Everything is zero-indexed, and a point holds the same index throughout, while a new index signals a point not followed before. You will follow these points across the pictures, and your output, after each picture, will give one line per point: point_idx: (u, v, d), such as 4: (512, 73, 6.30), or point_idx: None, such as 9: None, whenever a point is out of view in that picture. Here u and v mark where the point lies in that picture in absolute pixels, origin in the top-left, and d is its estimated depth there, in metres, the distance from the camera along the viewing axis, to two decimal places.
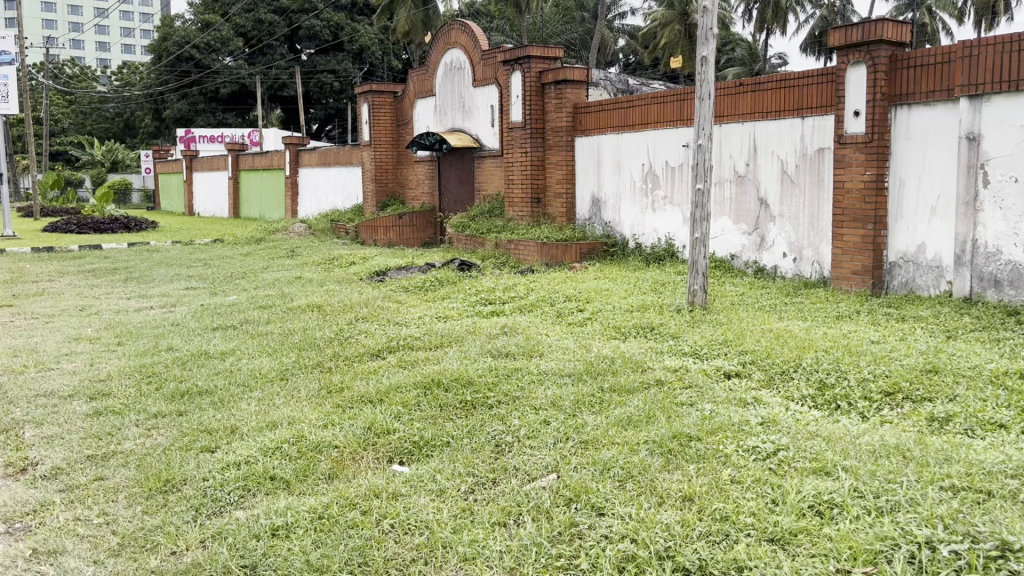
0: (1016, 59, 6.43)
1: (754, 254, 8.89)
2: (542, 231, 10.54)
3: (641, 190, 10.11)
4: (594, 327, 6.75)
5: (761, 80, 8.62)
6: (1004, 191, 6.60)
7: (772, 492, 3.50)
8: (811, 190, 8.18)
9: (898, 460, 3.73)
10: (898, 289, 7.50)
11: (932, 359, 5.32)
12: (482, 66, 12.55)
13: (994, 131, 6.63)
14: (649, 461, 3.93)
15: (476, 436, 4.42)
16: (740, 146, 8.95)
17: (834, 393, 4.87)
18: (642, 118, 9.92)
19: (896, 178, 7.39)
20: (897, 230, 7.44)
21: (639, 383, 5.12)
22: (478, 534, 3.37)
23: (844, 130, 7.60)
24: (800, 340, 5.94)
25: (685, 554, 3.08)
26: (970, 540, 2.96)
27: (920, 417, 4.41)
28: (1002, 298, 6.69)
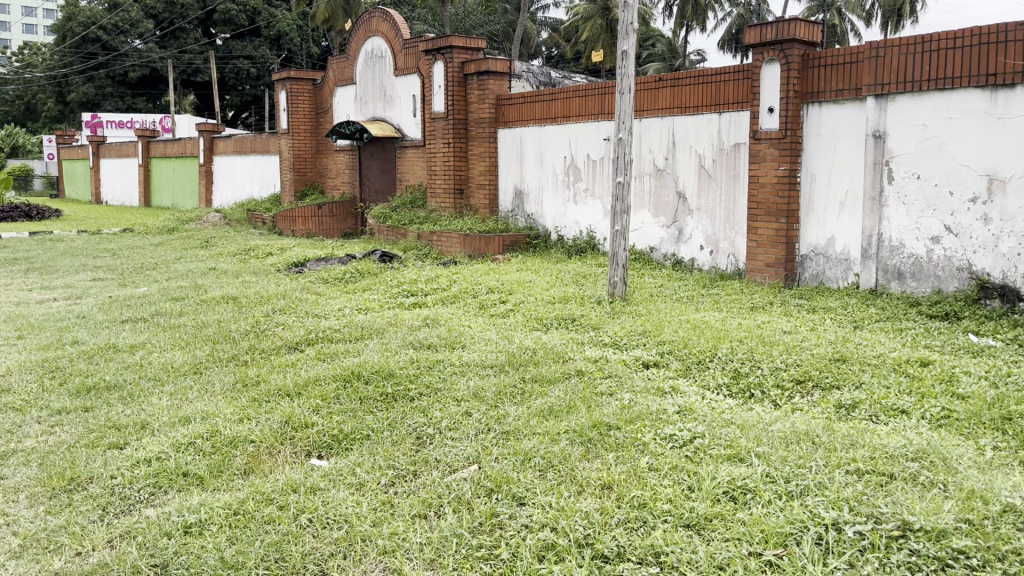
0: (919, 62, 6.69)
1: (673, 247, 9.07)
2: (464, 223, 10.52)
3: (563, 183, 10.17)
4: (516, 318, 6.78)
5: (680, 75, 8.77)
6: (907, 187, 6.88)
7: (688, 479, 3.58)
8: (727, 185, 8.38)
9: (807, 446, 3.86)
10: (809, 281, 7.76)
11: (840, 348, 5.52)
12: (404, 55, 12.42)
13: (898, 129, 6.90)
14: (569, 450, 3.97)
15: (397, 429, 4.38)
16: (659, 140, 9.10)
17: (748, 382, 5.02)
18: (564, 111, 9.97)
19: (807, 173, 7.64)
20: (808, 224, 7.69)
21: (560, 374, 5.16)
22: (398, 526, 3.34)
23: (759, 126, 7.80)
24: (716, 330, 6.09)
25: (604, 541, 3.12)
26: (874, 520, 3.10)
27: (828, 405, 4.57)
28: (905, 289, 6.99)
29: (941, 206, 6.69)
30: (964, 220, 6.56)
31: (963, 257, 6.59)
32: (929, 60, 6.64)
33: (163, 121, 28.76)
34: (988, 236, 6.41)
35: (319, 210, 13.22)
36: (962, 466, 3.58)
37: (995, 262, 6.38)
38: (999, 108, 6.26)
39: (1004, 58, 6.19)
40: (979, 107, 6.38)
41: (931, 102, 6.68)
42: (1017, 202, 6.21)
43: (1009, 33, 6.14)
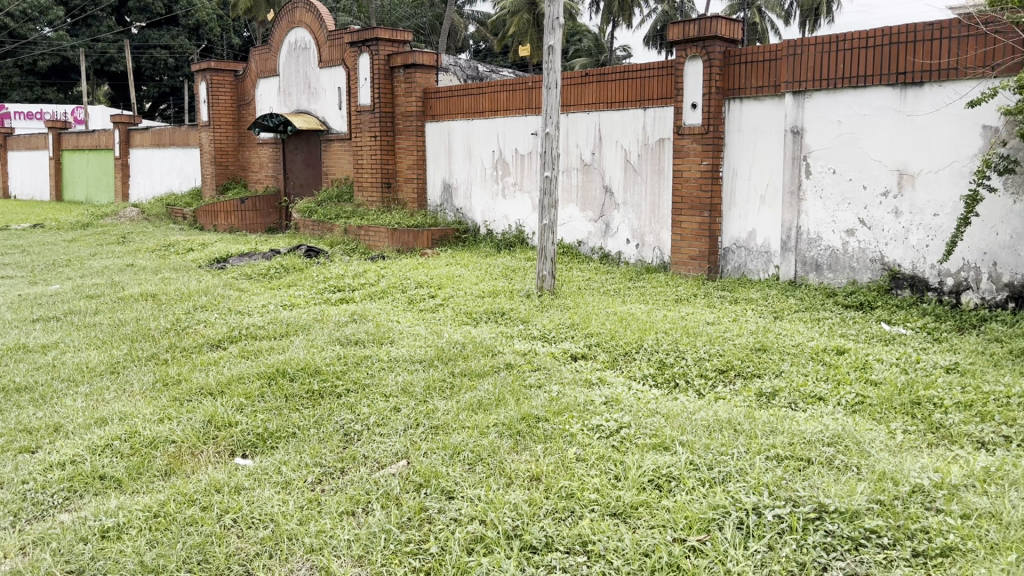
0: (835, 60, 6.91)
1: (600, 241, 9.18)
2: (392, 217, 10.44)
3: (491, 177, 10.19)
4: (445, 313, 6.76)
5: (606, 70, 8.86)
6: (824, 181, 7.12)
7: (615, 468, 3.64)
8: (652, 179, 8.53)
9: (730, 433, 3.96)
10: (732, 273, 7.96)
11: (761, 338, 5.67)
12: (328, 47, 12.23)
13: (815, 125, 7.13)
14: (498, 443, 3.99)
15: (323, 426, 4.32)
16: (586, 135, 9.18)
17: (673, 372, 5.13)
18: (491, 105, 9.98)
19: (729, 168, 7.82)
20: (730, 217, 7.88)
21: (489, 367, 5.17)
22: (326, 524, 3.30)
23: (683, 121, 7.94)
24: (642, 322, 6.19)
25: (532, 532, 3.15)
26: (792, 504, 3.21)
27: (750, 393, 4.70)
28: (823, 280, 7.23)
29: (856, 200, 6.94)
30: (877, 214, 6.82)
31: (876, 249, 6.85)
32: (844, 59, 6.87)
33: (75, 112, 27.71)
34: (899, 229, 6.67)
35: (241, 204, 12.90)
36: (874, 449, 3.74)
37: (906, 254, 6.66)
38: (909, 106, 6.52)
39: (913, 57, 6.44)
40: (890, 104, 6.63)
41: (845, 99, 6.92)
42: (925, 196, 6.48)
43: (917, 33, 6.38)
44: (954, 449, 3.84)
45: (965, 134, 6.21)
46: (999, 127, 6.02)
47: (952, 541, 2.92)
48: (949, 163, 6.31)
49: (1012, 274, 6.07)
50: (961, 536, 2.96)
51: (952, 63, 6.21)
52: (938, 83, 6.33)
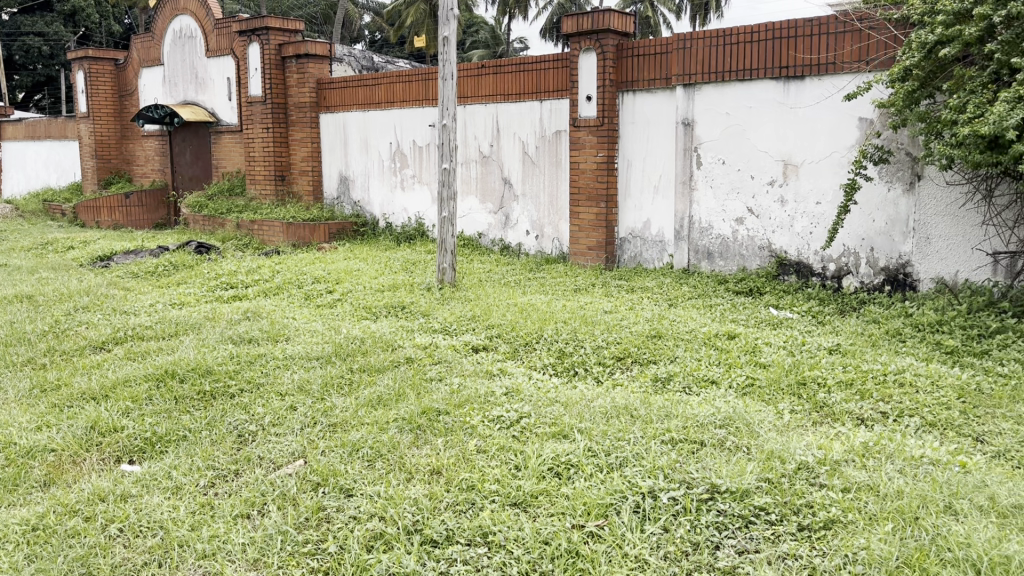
0: (723, 54, 7.12)
1: (500, 232, 9.21)
2: (287, 211, 10.20)
3: (389, 169, 10.09)
4: (344, 308, 6.64)
5: (502, 62, 8.86)
6: (714, 172, 7.35)
7: (515, 458, 3.66)
8: (550, 171, 8.60)
9: (626, 419, 4.05)
10: (628, 262, 8.14)
11: (656, 325, 5.81)
12: (216, 36, 11.82)
13: (705, 117, 7.34)
14: (398, 438, 3.95)
15: (216, 428, 4.19)
16: (483, 126, 9.18)
17: (572, 360, 5.20)
18: (386, 96, 9.85)
19: (624, 159, 7.97)
20: (626, 208, 8.05)
21: (389, 363, 5.11)
22: (219, 528, 3.20)
23: (578, 113, 8.04)
24: (542, 312, 6.25)
25: (433, 526, 3.14)
26: (685, 486, 3.31)
27: (646, 378, 4.82)
28: (714, 268, 7.48)
29: (744, 189, 7.18)
30: (764, 203, 7.08)
31: (764, 237, 7.12)
32: (732, 53, 7.08)
33: None
34: (785, 217, 6.95)
35: (126, 199, 12.31)
36: (763, 429, 3.89)
37: (791, 241, 6.94)
38: (792, 99, 6.78)
39: (794, 52, 6.69)
40: (774, 97, 6.88)
41: (732, 92, 7.15)
42: (808, 185, 6.77)
43: (799, 29, 6.63)
44: (836, 427, 4.03)
45: (843, 126, 6.50)
46: (874, 119, 6.32)
47: (834, 515, 3.07)
48: (829, 153, 6.61)
49: (888, 258, 6.41)
50: (842, 509, 3.11)
51: (830, 57, 6.48)
52: (819, 77, 6.60)
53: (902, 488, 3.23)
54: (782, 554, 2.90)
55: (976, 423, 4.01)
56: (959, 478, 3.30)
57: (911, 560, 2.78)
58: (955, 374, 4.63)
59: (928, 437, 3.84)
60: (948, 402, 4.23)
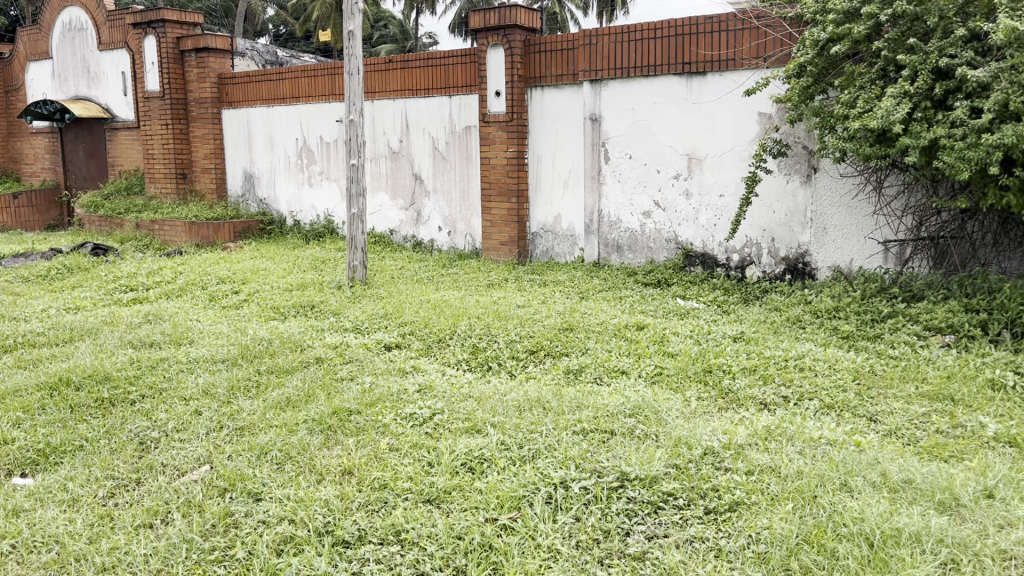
0: (627, 50, 7.24)
1: (412, 229, 9.15)
2: (189, 210, 9.89)
3: (296, 166, 9.90)
4: (250, 309, 6.48)
5: (409, 57, 8.77)
6: (621, 167, 7.48)
7: (428, 455, 3.65)
8: (460, 166, 8.59)
9: (539, 411, 4.08)
10: (540, 257, 8.21)
11: (568, 318, 5.88)
12: (109, 28, 11.34)
13: (612, 112, 7.45)
14: (308, 440, 3.88)
15: (115, 436, 4.03)
16: (392, 122, 9.09)
17: (485, 355, 5.20)
18: (292, 92, 9.66)
19: (533, 154, 8.03)
20: (537, 203, 8.11)
21: (297, 363, 5.02)
22: (119, 540, 3.08)
23: (487, 109, 8.05)
24: (455, 308, 6.24)
25: (345, 527, 3.10)
26: (596, 475, 3.36)
27: (558, 370, 4.87)
28: (624, 261, 7.62)
29: (651, 183, 7.33)
30: (670, 196, 7.25)
31: (671, 230, 7.29)
32: (636, 49, 7.20)
33: None
34: (690, 210, 7.13)
35: (14, 199, 11.65)
36: (670, 417, 3.98)
37: (697, 233, 7.13)
38: (694, 94, 6.95)
39: (696, 48, 6.85)
40: (677, 92, 7.05)
41: (637, 88, 7.27)
42: (712, 178, 6.96)
43: (699, 26, 6.79)
44: (740, 412, 4.16)
45: (743, 120, 6.70)
46: (772, 113, 6.55)
47: (739, 497, 3.17)
48: (731, 147, 6.80)
49: (788, 249, 6.65)
50: (746, 491, 3.22)
51: (730, 54, 6.66)
52: (719, 73, 6.78)
53: (801, 469, 3.36)
54: (690, 537, 2.98)
55: (870, 403, 4.20)
56: (854, 457, 3.45)
57: (809, 537, 2.90)
58: (850, 357, 4.84)
59: (826, 419, 4.01)
60: (844, 384, 4.42)
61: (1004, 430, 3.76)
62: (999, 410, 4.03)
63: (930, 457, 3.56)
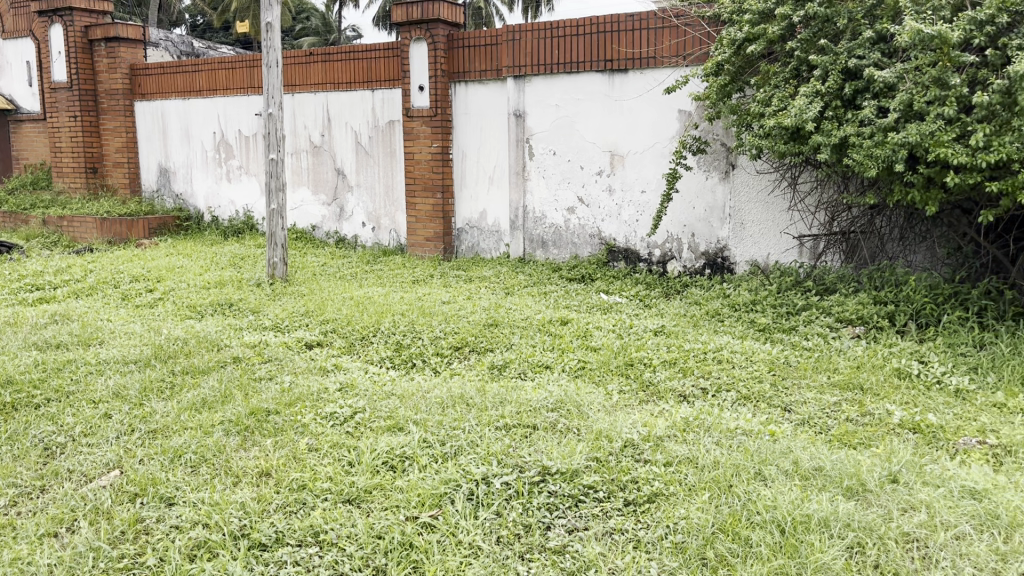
0: (550, 46, 7.26)
1: (335, 224, 9.02)
2: (101, 206, 9.52)
3: (214, 160, 9.65)
4: (166, 308, 6.29)
5: (331, 50, 8.63)
6: (545, 163, 7.51)
7: (348, 455, 3.59)
8: (384, 161, 8.50)
9: (462, 408, 4.07)
10: (466, 252, 8.19)
11: (493, 314, 5.88)
12: (11, 16, 10.82)
13: (535, 109, 7.48)
14: (223, 442, 3.78)
15: (17, 442, 3.85)
16: (314, 116, 8.93)
17: (409, 353, 5.16)
18: (209, 84, 9.41)
19: (458, 150, 8.00)
20: (462, 199, 8.09)
21: (214, 363, 4.88)
22: (21, 550, 2.94)
23: (410, 104, 7.97)
24: (379, 305, 6.17)
25: (261, 529, 3.03)
26: (518, 470, 3.37)
27: (482, 366, 4.86)
28: (548, 256, 7.66)
29: (574, 179, 7.39)
30: (593, 192, 7.32)
31: (594, 225, 7.36)
32: (559, 45, 7.23)
33: None
34: (613, 206, 7.21)
35: None
36: (592, 411, 4.02)
37: (620, 229, 7.22)
38: (616, 91, 7.03)
39: (617, 46, 6.92)
40: (600, 89, 7.11)
41: (560, 84, 7.31)
42: (634, 174, 7.06)
43: (620, 24, 6.86)
44: (661, 404, 4.23)
45: (664, 117, 6.81)
46: (692, 111, 6.68)
47: (657, 488, 3.22)
48: (652, 144, 6.91)
49: (707, 244, 6.80)
50: (664, 482, 3.27)
51: (650, 52, 6.75)
52: (640, 71, 6.87)
53: (717, 459, 3.43)
54: (610, 530, 3.01)
55: (784, 394, 4.32)
56: (768, 446, 3.54)
57: (725, 526, 2.96)
58: (766, 349, 4.96)
59: (742, 410, 4.10)
60: (760, 375, 4.55)
61: (908, 417, 3.92)
62: (904, 398, 4.20)
63: (840, 445, 3.69)
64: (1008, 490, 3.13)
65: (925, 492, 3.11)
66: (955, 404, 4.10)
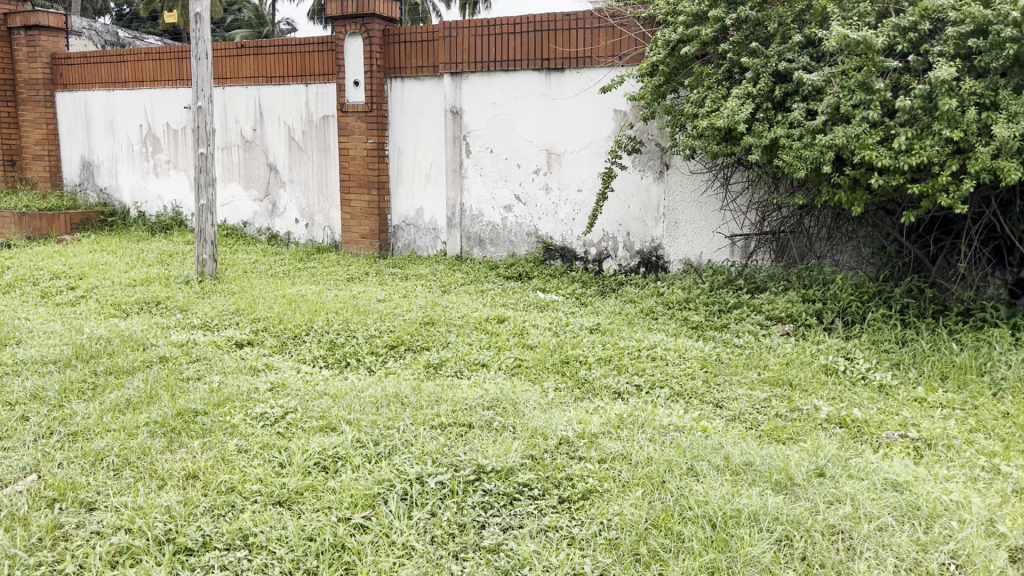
0: (487, 44, 7.24)
1: (266, 221, 8.83)
2: (19, 200, 9.13)
3: (140, 154, 9.36)
4: (88, 306, 6.06)
5: (263, 43, 8.45)
6: (482, 160, 7.49)
7: (279, 456, 3.51)
8: (317, 156, 8.36)
9: (396, 407, 4.02)
10: (402, 250, 8.11)
11: (429, 312, 5.83)
12: None
13: (472, 106, 7.45)
14: (148, 444, 3.66)
15: None
16: (245, 110, 8.74)
17: (343, 351, 5.08)
18: (135, 75, 9.13)
19: (394, 146, 7.92)
20: (398, 196, 8.01)
21: (138, 363, 4.73)
22: None
23: (345, 99, 7.86)
24: (312, 303, 6.06)
25: (188, 533, 2.93)
26: (453, 469, 3.34)
27: (418, 365, 4.82)
28: (485, 254, 7.64)
29: (511, 177, 7.38)
30: (530, 190, 7.32)
31: (531, 223, 7.37)
32: (495, 43, 7.21)
33: None
34: (550, 204, 7.23)
35: None
36: (527, 408, 4.01)
37: (556, 227, 7.24)
38: (553, 90, 7.04)
39: (554, 45, 6.93)
40: (537, 88, 7.12)
41: (497, 82, 7.30)
42: (570, 173, 7.09)
43: (557, 23, 6.87)
44: (595, 401, 4.25)
45: (600, 117, 6.86)
46: (627, 111, 6.74)
47: (592, 485, 3.23)
48: (588, 143, 6.95)
49: (642, 242, 6.87)
50: (598, 479, 3.29)
51: (587, 51, 6.79)
52: (577, 70, 6.90)
53: (651, 455, 3.46)
54: (544, 527, 3.00)
55: (716, 390, 4.38)
56: (700, 442, 3.59)
57: (658, 522, 2.99)
58: (699, 347, 5.03)
59: (675, 406, 4.15)
60: (693, 372, 4.61)
61: (835, 412, 4.02)
62: (831, 394, 4.30)
63: (769, 440, 3.76)
64: (928, 481, 3.23)
65: (850, 485, 3.19)
66: (879, 399, 4.22)
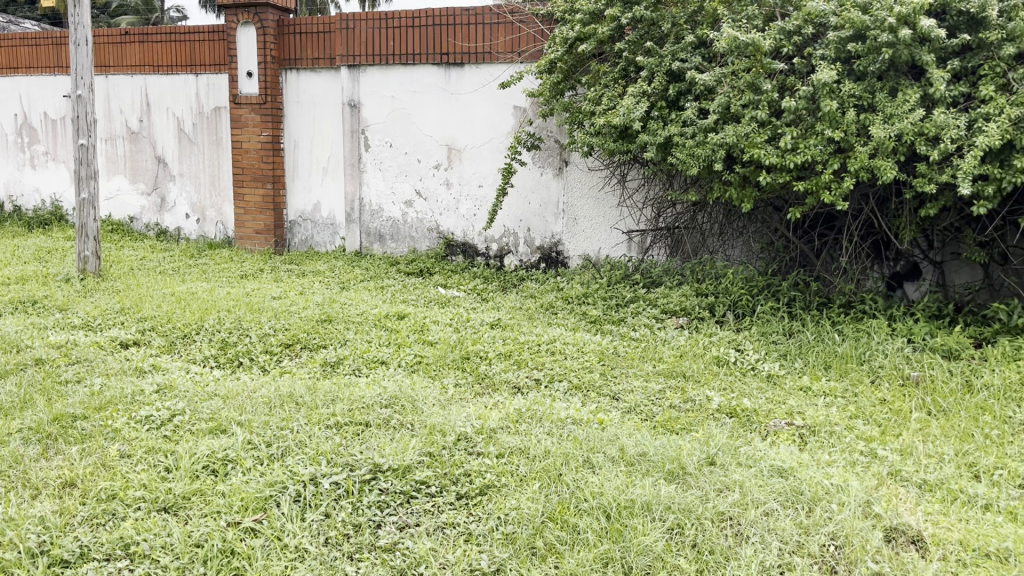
0: (384, 37, 7.14)
1: (155, 216, 8.47)
2: None
3: (16, 145, 8.82)
4: None
5: (150, 31, 8.10)
6: (382, 155, 7.39)
7: (165, 460, 3.36)
8: (209, 149, 8.07)
9: (290, 408, 3.91)
10: (299, 246, 7.91)
11: (326, 309, 5.71)
12: None
13: (370, 99, 7.33)
14: (22, 451, 3.45)
15: None
16: (131, 100, 8.36)
17: (236, 351, 4.91)
18: (8, 61, 8.61)
19: (290, 139, 7.72)
20: (295, 190, 7.81)
21: (11, 366, 4.46)
22: None
23: (238, 90, 7.63)
24: (202, 301, 5.84)
25: (63, 545, 2.77)
26: (348, 468, 3.27)
27: (314, 364, 4.71)
28: (385, 250, 7.54)
29: (411, 172, 7.31)
30: (431, 185, 7.27)
31: (432, 219, 7.31)
32: (394, 36, 7.12)
33: None
34: (451, 200, 7.20)
35: None
36: (426, 405, 3.98)
37: (457, 223, 7.22)
38: (452, 85, 7.01)
39: (453, 40, 6.90)
40: (436, 82, 7.07)
41: (396, 76, 7.21)
42: (471, 169, 7.08)
43: (456, 18, 6.84)
44: (494, 397, 4.25)
45: (499, 112, 6.87)
46: (526, 107, 6.78)
47: (489, 480, 3.22)
48: (488, 139, 6.95)
49: (542, 238, 6.91)
50: (496, 474, 3.28)
51: (485, 47, 6.78)
52: (476, 65, 6.89)
53: (548, 449, 3.48)
54: (441, 525, 2.98)
55: (612, 383, 4.46)
56: (596, 434, 3.63)
57: (554, 515, 3.01)
58: (596, 340, 5.10)
59: (573, 399, 4.20)
60: (590, 365, 4.67)
61: (726, 402, 4.14)
62: (722, 384, 4.44)
63: (663, 431, 3.84)
64: (811, 467, 3.37)
65: (739, 472, 3.28)
66: (767, 389, 4.38)
